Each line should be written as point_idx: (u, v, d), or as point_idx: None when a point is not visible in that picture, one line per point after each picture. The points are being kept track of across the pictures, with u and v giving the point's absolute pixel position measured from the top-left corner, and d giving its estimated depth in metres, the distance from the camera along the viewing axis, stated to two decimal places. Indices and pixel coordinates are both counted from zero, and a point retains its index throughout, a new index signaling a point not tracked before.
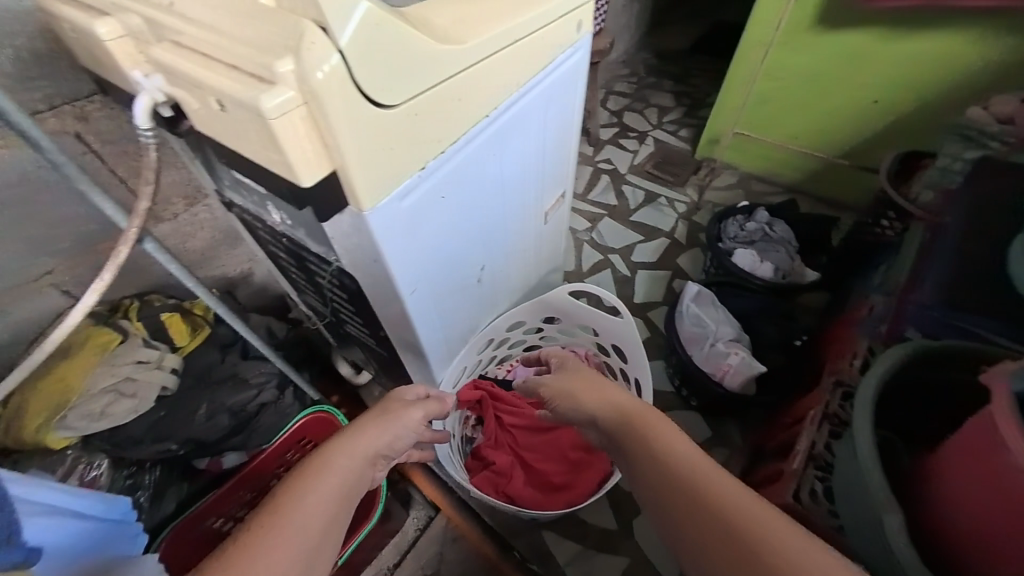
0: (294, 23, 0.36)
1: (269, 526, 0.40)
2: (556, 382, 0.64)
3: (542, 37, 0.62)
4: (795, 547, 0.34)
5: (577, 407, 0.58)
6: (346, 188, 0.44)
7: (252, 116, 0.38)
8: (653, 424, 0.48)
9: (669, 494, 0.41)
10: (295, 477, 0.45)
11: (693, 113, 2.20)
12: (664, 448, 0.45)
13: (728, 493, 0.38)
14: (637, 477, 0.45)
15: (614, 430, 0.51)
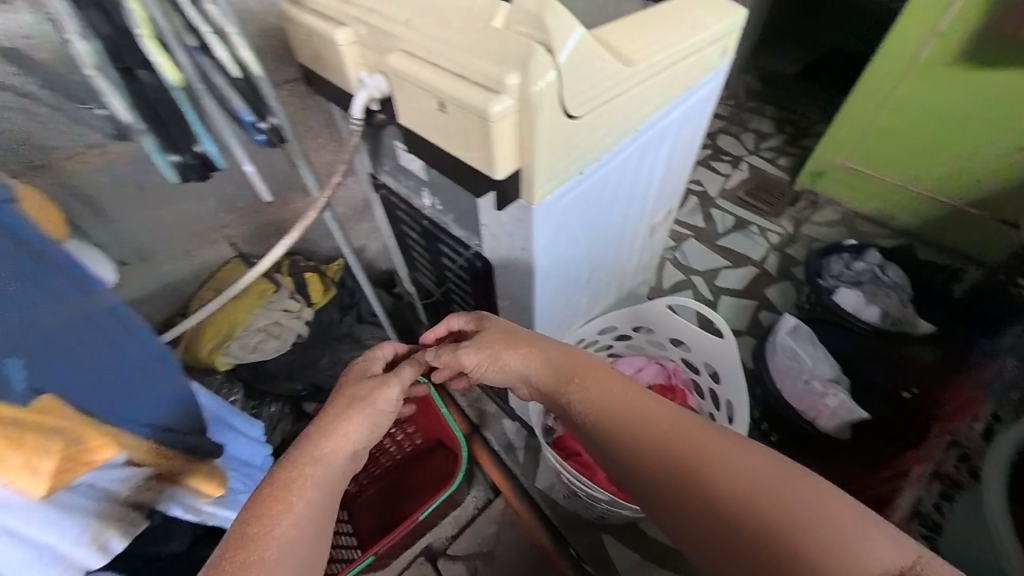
0: (523, 42, 0.42)
1: (259, 533, 0.44)
2: (479, 352, 0.61)
3: (694, 62, 0.66)
4: (725, 458, 0.43)
5: (512, 369, 0.60)
6: (523, 184, 0.52)
7: (474, 117, 0.45)
8: (590, 378, 0.54)
9: (629, 435, 0.49)
10: (276, 485, 0.47)
11: (795, 141, 2.10)
12: (604, 399, 0.52)
13: (675, 434, 0.47)
14: (592, 425, 0.53)
15: (558, 387, 0.56)
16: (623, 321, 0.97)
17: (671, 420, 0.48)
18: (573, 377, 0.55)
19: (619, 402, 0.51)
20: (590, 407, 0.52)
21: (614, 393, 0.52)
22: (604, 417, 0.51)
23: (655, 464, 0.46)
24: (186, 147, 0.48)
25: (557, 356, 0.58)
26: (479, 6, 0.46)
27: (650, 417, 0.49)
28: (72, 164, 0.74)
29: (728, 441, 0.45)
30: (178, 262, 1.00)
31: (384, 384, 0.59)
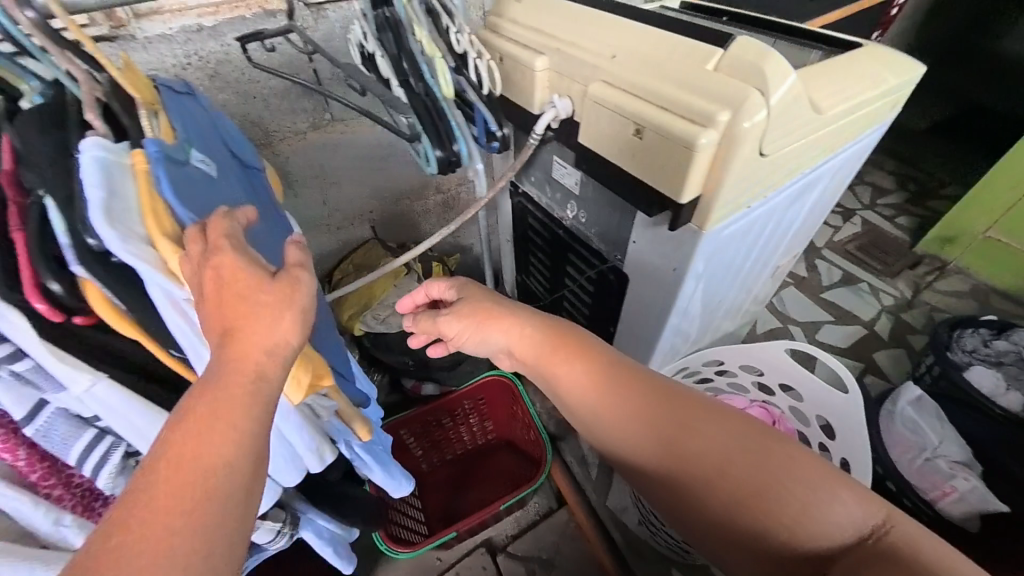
0: (740, 84, 0.47)
1: (173, 486, 0.31)
2: (458, 323, 0.64)
3: (868, 113, 0.67)
4: (698, 427, 0.50)
5: (494, 341, 0.63)
6: (699, 210, 0.56)
7: (675, 145, 0.51)
8: (565, 359, 0.57)
9: (610, 410, 0.55)
10: (179, 432, 0.32)
11: (919, 200, 1.94)
12: (582, 378, 0.56)
13: (653, 407, 0.53)
14: (576, 401, 0.57)
15: (539, 365, 0.59)
16: (732, 357, 0.96)
17: (643, 393, 0.53)
18: (556, 356, 0.58)
19: (595, 383, 0.55)
20: (571, 385, 0.57)
21: (588, 372, 0.56)
22: (585, 396, 0.56)
23: (639, 434, 0.53)
24: (445, 145, 0.50)
25: (534, 329, 0.59)
26: (692, 49, 0.52)
27: (627, 393, 0.54)
28: (283, 144, 0.97)
29: (692, 407, 0.52)
30: (330, 236, 1.18)
31: (299, 280, 0.38)
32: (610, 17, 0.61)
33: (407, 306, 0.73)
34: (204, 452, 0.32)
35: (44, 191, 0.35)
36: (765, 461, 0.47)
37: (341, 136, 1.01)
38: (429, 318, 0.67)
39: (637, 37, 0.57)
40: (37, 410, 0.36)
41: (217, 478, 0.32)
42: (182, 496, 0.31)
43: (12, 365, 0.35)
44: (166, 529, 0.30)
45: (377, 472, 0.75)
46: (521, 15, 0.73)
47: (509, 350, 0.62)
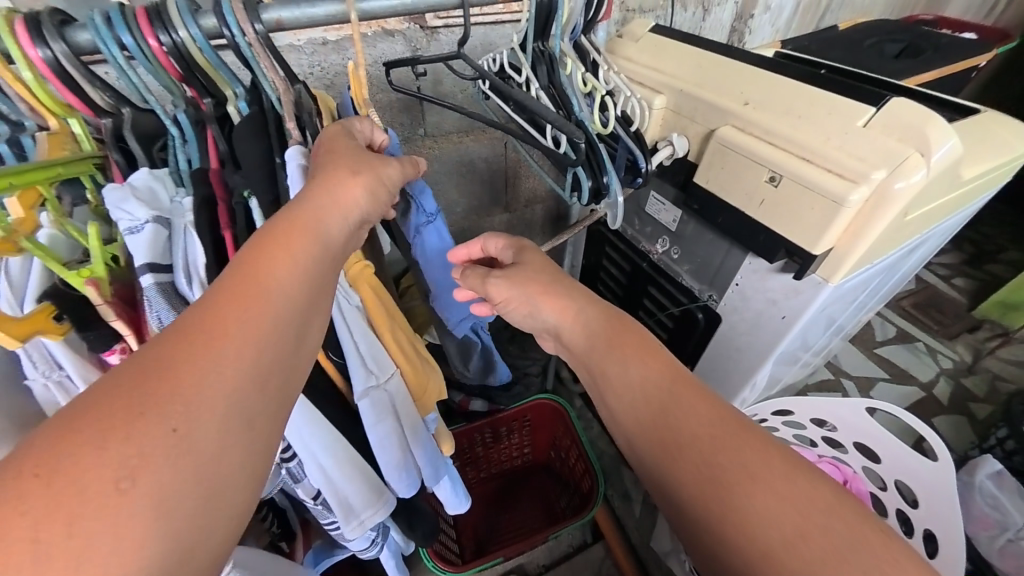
0: (898, 145, 0.48)
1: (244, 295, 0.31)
2: (513, 289, 0.57)
3: (990, 180, 0.67)
4: (772, 476, 0.37)
5: (544, 319, 0.57)
6: (827, 262, 0.56)
7: (818, 197, 0.51)
8: (624, 352, 0.48)
9: (654, 423, 0.43)
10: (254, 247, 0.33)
11: (978, 263, 1.89)
12: (631, 376, 0.47)
13: (717, 434, 0.40)
14: (622, 404, 0.47)
15: (589, 354, 0.52)
16: (807, 409, 0.93)
17: (708, 412, 0.41)
18: (611, 349, 0.50)
19: (649, 384, 0.45)
20: (620, 383, 0.47)
21: (646, 371, 0.46)
22: (632, 402, 0.46)
23: (682, 465, 0.40)
24: (598, 176, 0.51)
25: (593, 316, 0.53)
26: (840, 108, 0.53)
27: (687, 407, 0.42)
28: None
29: (771, 457, 0.38)
30: None
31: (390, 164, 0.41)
32: (739, 69, 0.64)
33: (458, 256, 0.63)
34: (270, 273, 0.32)
35: (252, 192, 0.37)
36: (851, 548, 0.33)
37: (429, 151, 1.04)
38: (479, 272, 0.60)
39: (773, 91, 0.59)
40: None
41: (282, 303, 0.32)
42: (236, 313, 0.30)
43: None
44: (221, 331, 0.29)
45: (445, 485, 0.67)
46: (637, 55, 0.75)
47: (558, 332, 0.56)
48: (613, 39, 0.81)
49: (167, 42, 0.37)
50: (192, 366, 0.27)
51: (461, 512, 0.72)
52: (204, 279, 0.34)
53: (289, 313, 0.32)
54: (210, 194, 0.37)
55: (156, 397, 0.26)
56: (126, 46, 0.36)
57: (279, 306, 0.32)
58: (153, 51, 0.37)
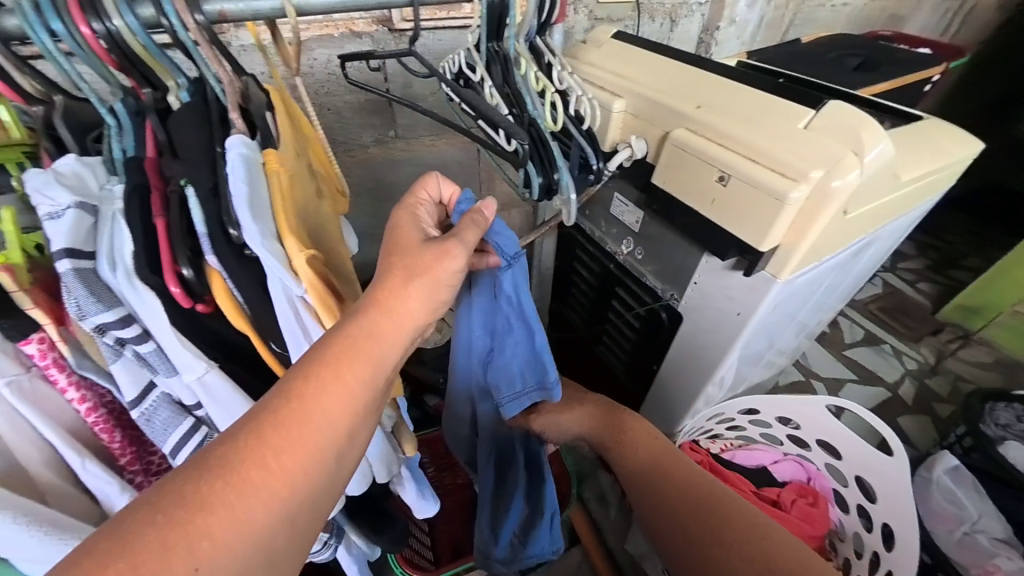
0: (836, 146, 0.50)
1: (286, 428, 0.33)
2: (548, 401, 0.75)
3: (931, 182, 0.69)
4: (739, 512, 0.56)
5: (572, 420, 0.75)
6: (775, 260, 0.57)
7: (763, 196, 0.53)
8: (629, 441, 0.68)
9: (653, 481, 0.64)
10: (307, 365, 0.35)
11: (941, 269, 1.96)
12: (641, 464, 0.66)
13: (703, 492, 0.60)
14: (631, 483, 0.66)
15: (603, 441, 0.72)
16: (772, 408, 0.93)
17: (696, 479, 0.61)
18: (619, 439, 0.70)
19: (649, 462, 0.65)
20: (630, 463, 0.67)
21: (646, 450, 0.66)
22: (640, 480, 0.65)
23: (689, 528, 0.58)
24: (549, 172, 0.51)
25: (608, 413, 0.74)
26: (785, 110, 0.55)
27: (678, 477, 0.62)
28: (348, 157, 1.00)
29: (740, 506, 0.57)
30: (374, 248, 1.21)
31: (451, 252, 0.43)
32: (692, 74, 0.66)
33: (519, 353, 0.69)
34: (315, 404, 0.34)
35: (187, 181, 0.36)
36: None
37: (402, 152, 1.04)
38: (478, 228, 0.46)
39: (723, 94, 0.61)
40: (148, 392, 0.37)
41: (325, 430, 0.34)
42: (282, 442, 0.33)
43: (137, 346, 0.34)
44: (263, 462, 0.32)
45: (409, 488, 0.66)
46: (600, 60, 0.77)
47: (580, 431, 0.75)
48: (578, 46, 0.83)
49: (101, 30, 0.36)
50: (234, 494, 0.30)
51: (430, 516, 0.71)
52: (127, 267, 0.33)
53: (330, 440, 0.35)
54: (142, 182, 0.37)
55: (190, 518, 0.29)
56: (56, 33, 0.36)
57: (322, 435, 0.34)
58: (84, 37, 0.36)
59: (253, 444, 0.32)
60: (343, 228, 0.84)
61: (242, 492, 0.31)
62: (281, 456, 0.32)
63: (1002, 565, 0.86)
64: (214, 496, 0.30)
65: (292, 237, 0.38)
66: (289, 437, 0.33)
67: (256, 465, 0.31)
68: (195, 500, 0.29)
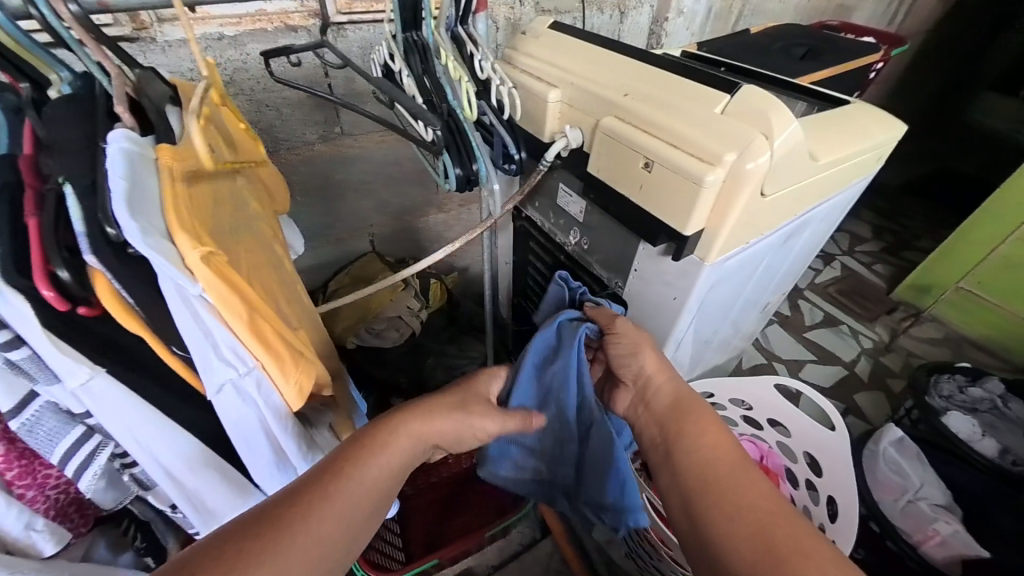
0: (747, 129, 0.51)
1: (336, 487, 0.43)
2: (631, 331, 0.61)
3: (857, 164, 0.72)
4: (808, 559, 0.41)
5: (642, 367, 0.59)
6: (703, 242, 0.58)
7: (684, 180, 0.53)
8: (694, 423, 0.53)
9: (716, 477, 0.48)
10: (360, 443, 0.48)
11: (895, 251, 2.02)
12: (711, 448, 0.50)
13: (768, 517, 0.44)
14: (686, 468, 0.50)
15: (666, 417, 0.55)
16: (724, 390, 0.95)
17: (761, 499, 0.46)
18: (684, 418, 0.54)
19: (719, 460, 0.50)
20: (695, 448, 0.51)
21: (717, 439, 0.51)
22: (699, 466, 0.49)
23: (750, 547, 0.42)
24: (468, 164, 0.54)
25: (687, 394, 0.57)
26: (702, 96, 0.56)
27: (747, 489, 0.47)
28: (293, 155, 0.98)
29: (821, 549, 0.42)
30: (329, 247, 1.18)
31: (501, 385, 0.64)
32: (622, 63, 0.66)
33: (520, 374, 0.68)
34: (363, 471, 0.46)
35: (64, 178, 0.34)
36: None
37: (350, 149, 1.02)
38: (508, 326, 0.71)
39: (648, 81, 0.61)
40: (27, 401, 0.37)
41: (362, 498, 0.44)
42: (331, 497, 0.42)
43: (8, 354, 0.35)
44: (315, 512, 0.41)
45: None
46: (537, 51, 0.77)
47: (649, 383, 0.58)
48: (517, 38, 0.83)
49: None
50: (289, 535, 0.39)
51: None
52: None
53: (365, 506, 0.44)
54: (15, 181, 0.35)
55: (256, 548, 0.37)
56: None
57: (360, 498, 0.44)
58: None
59: (312, 497, 0.42)
60: (285, 227, 0.82)
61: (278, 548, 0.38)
62: (316, 521, 0.40)
63: (940, 530, 0.90)
64: (273, 536, 0.38)
65: (186, 234, 0.37)
66: (320, 506, 0.41)
67: (311, 517, 0.40)
68: (264, 534, 0.38)
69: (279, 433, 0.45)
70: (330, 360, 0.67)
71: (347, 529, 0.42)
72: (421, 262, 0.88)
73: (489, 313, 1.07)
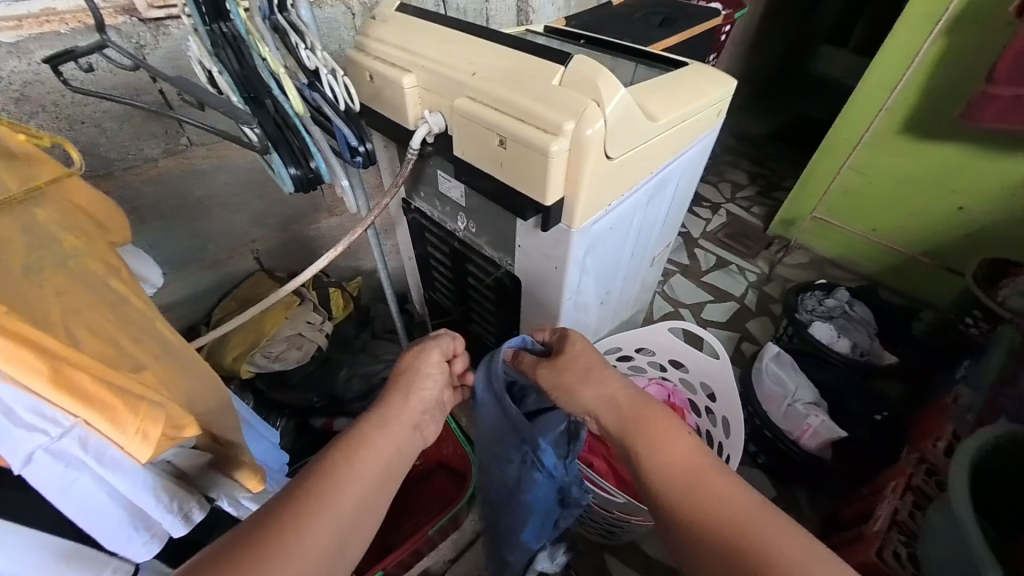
0: (580, 98, 0.53)
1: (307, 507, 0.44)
2: (556, 373, 0.62)
3: (698, 119, 0.79)
4: (779, 547, 0.41)
5: (583, 403, 0.59)
6: (566, 211, 0.61)
7: (533, 152, 0.55)
8: (648, 434, 0.52)
9: (685, 491, 0.47)
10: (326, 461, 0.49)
11: (768, 192, 2.28)
12: (669, 462, 0.49)
13: (733, 514, 0.44)
14: (653, 489, 0.49)
15: (621, 438, 0.54)
16: (628, 342, 1.03)
17: (726, 498, 0.46)
18: (638, 432, 0.53)
19: (680, 465, 0.49)
20: (650, 465, 0.50)
21: (671, 448, 0.50)
22: (664, 486, 0.49)
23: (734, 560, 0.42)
24: (304, 162, 0.51)
25: (634, 400, 0.56)
26: (540, 69, 0.58)
27: (711, 490, 0.46)
28: (132, 175, 0.85)
29: (793, 534, 0.42)
30: (206, 272, 1.06)
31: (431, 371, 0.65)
32: (468, 41, 0.66)
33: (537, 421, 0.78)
34: (332, 490, 0.46)
35: None
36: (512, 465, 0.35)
37: (205, 161, 0.92)
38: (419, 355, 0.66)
39: (493, 57, 0.62)
40: None
41: (334, 509, 0.45)
42: (299, 518, 0.43)
43: None
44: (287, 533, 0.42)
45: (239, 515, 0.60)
46: (388, 35, 0.74)
47: (593, 415, 0.58)
48: (367, 23, 0.79)
49: None
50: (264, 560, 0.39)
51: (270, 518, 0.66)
52: None
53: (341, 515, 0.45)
54: None
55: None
56: None
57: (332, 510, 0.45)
58: None
59: (282, 522, 0.42)
60: (129, 258, 0.72)
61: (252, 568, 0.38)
62: (292, 537, 0.42)
63: (812, 423, 1.06)
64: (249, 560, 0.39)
65: None
66: (297, 519, 0.43)
67: (285, 539, 0.41)
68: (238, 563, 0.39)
69: (126, 488, 0.41)
70: (205, 390, 0.61)
71: (325, 544, 0.43)
72: (304, 273, 0.82)
73: (397, 312, 1.04)
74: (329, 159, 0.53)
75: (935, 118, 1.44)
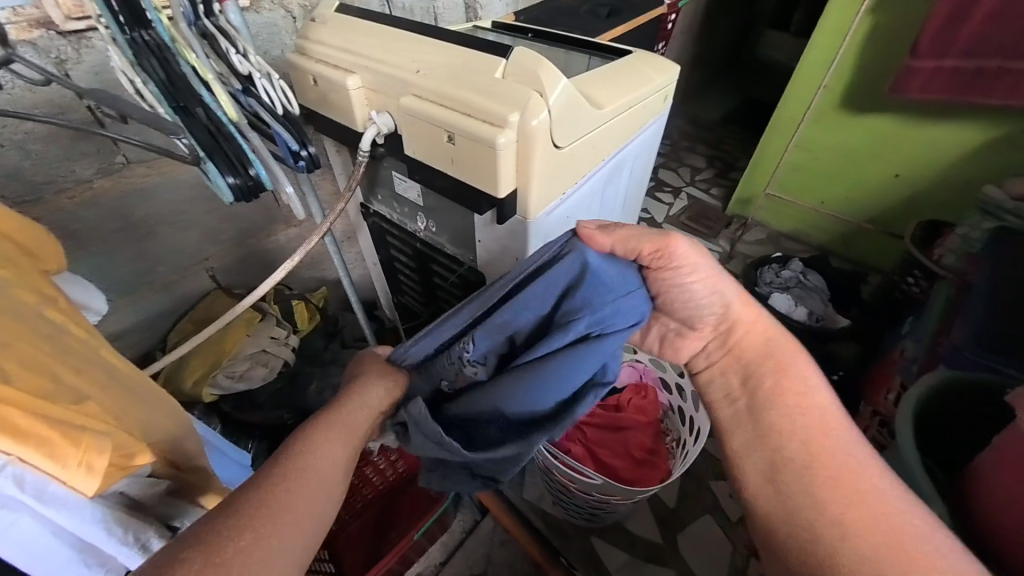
0: (522, 89, 0.54)
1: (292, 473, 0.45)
2: (700, 262, 0.55)
3: (645, 105, 0.81)
4: (880, 490, 0.47)
5: (709, 309, 0.59)
6: (520, 202, 0.62)
7: (481, 146, 0.56)
8: (801, 374, 0.56)
9: (816, 425, 0.52)
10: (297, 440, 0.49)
11: (725, 173, 2.36)
12: (817, 397, 0.53)
13: (851, 458, 0.49)
14: (781, 408, 0.53)
15: (764, 364, 0.57)
16: None
17: (849, 442, 0.51)
18: (787, 369, 0.56)
19: (819, 402, 0.53)
20: (778, 391, 0.55)
21: (801, 396, 0.54)
22: (793, 411, 0.53)
23: (836, 484, 0.48)
24: (243, 170, 0.51)
25: (782, 339, 0.59)
26: (480, 63, 0.58)
27: (838, 433, 0.51)
28: (64, 199, 0.79)
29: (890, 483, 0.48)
30: (157, 295, 1.01)
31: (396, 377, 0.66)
32: (410, 38, 0.66)
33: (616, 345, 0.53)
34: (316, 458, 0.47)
35: None
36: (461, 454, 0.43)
37: (146, 178, 0.87)
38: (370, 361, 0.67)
39: (435, 54, 0.62)
40: None
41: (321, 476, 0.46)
42: (287, 484, 0.43)
43: None
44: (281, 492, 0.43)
45: None
46: (328, 37, 0.72)
47: (735, 327, 0.59)
48: (307, 25, 0.77)
49: None
50: (263, 520, 0.40)
51: None
52: None
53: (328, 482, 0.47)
54: None
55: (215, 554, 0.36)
56: None
57: (321, 477, 0.46)
58: None
59: (269, 488, 0.42)
60: (67, 285, 0.68)
61: (233, 565, 0.36)
62: (283, 501, 0.42)
63: None
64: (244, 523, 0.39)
65: None
66: (288, 488, 0.43)
67: (274, 498, 0.42)
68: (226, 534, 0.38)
69: (74, 524, 0.39)
70: (161, 417, 0.59)
71: (314, 509, 0.44)
72: (261, 287, 0.79)
73: (365, 319, 1.02)
74: (268, 165, 0.53)
75: (868, 93, 1.53)
